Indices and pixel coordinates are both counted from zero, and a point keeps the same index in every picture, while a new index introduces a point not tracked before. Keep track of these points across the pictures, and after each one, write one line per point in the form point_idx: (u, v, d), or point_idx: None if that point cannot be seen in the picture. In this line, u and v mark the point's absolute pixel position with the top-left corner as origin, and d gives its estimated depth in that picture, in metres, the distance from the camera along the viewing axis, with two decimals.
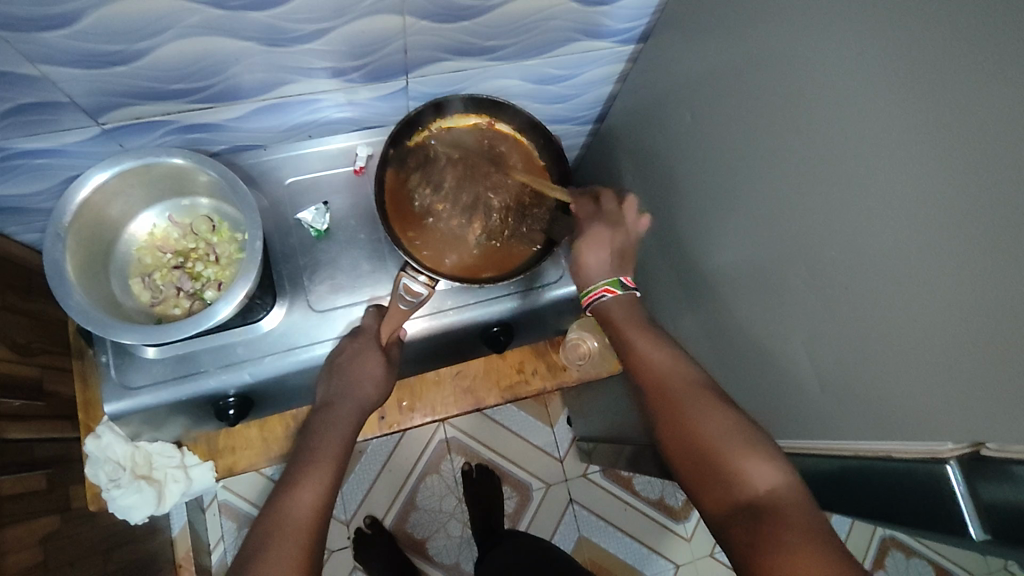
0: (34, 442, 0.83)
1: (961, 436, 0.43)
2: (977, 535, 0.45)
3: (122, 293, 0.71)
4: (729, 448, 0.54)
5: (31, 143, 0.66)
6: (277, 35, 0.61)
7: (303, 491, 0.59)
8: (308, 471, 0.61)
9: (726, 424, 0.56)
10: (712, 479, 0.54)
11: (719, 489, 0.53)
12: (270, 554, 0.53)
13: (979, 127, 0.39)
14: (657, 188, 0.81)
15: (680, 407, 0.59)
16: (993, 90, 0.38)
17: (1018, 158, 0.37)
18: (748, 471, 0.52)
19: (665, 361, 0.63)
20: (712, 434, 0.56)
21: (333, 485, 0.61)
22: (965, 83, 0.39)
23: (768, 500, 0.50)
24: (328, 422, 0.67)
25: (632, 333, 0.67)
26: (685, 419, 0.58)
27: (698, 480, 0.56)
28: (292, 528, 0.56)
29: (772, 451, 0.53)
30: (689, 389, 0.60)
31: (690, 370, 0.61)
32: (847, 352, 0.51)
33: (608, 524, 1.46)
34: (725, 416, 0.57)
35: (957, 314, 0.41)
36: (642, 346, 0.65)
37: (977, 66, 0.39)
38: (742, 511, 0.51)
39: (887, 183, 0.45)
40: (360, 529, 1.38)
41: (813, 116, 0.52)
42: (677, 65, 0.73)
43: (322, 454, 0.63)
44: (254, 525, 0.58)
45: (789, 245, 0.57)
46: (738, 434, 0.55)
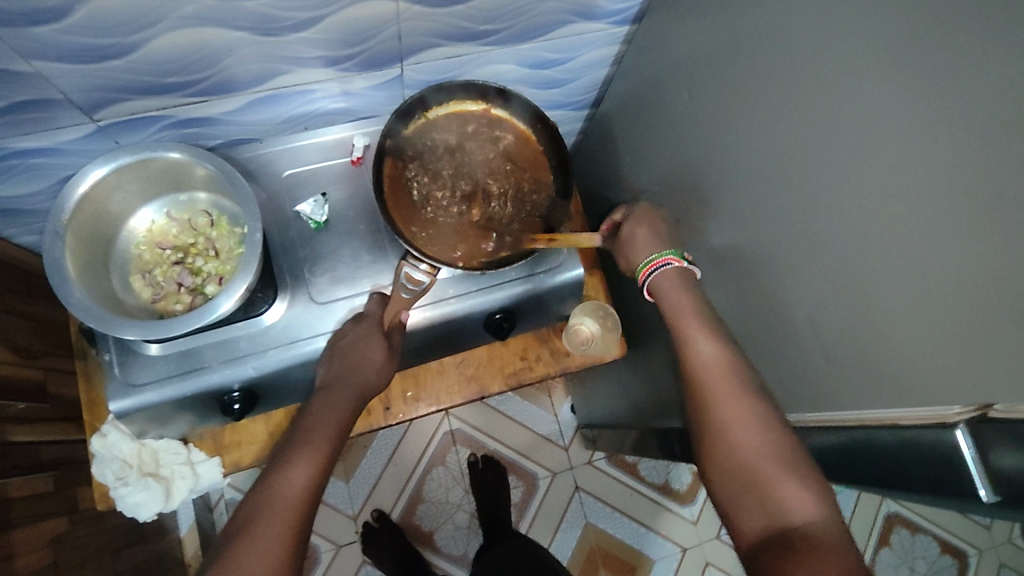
0: (39, 444, 0.83)
1: (967, 399, 0.43)
2: (987, 497, 0.45)
3: (124, 291, 0.71)
4: (767, 464, 0.56)
5: (26, 142, 0.66)
6: (270, 25, 0.61)
7: (295, 474, 0.61)
8: (298, 457, 0.63)
9: (769, 443, 0.57)
10: (744, 494, 0.57)
11: (751, 507, 0.56)
12: (255, 534, 0.56)
13: (978, 88, 0.39)
14: (656, 170, 0.81)
15: (723, 414, 0.61)
16: (990, 50, 0.38)
17: (1018, 117, 0.37)
18: (786, 493, 0.54)
19: (720, 366, 0.63)
20: (753, 449, 0.57)
21: (324, 467, 0.63)
22: (964, 45, 0.39)
23: (799, 527, 0.52)
24: (326, 403, 0.68)
25: (690, 327, 0.67)
26: (729, 428, 0.59)
27: (730, 492, 0.58)
28: (278, 509, 0.58)
29: (811, 478, 0.54)
30: (740, 398, 0.60)
31: (745, 380, 0.62)
32: (852, 322, 0.51)
33: (614, 510, 1.46)
34: (772, 435, 0.58)
35: (961, 278, 0.41)
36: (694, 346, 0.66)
37: (974, 28, 0.39)
38: (773, 534, 0.53)
39: (887, 150, 0.45)
40: (367, 523, 1.38)
41: (812, 86, 0.52)
42: (672, 44, 0.73)
43: (317, 437, 0.65)
44: (246, 498, 0.60)
45: (789, 218, 0.57)
46: (780, 453, 0.56)
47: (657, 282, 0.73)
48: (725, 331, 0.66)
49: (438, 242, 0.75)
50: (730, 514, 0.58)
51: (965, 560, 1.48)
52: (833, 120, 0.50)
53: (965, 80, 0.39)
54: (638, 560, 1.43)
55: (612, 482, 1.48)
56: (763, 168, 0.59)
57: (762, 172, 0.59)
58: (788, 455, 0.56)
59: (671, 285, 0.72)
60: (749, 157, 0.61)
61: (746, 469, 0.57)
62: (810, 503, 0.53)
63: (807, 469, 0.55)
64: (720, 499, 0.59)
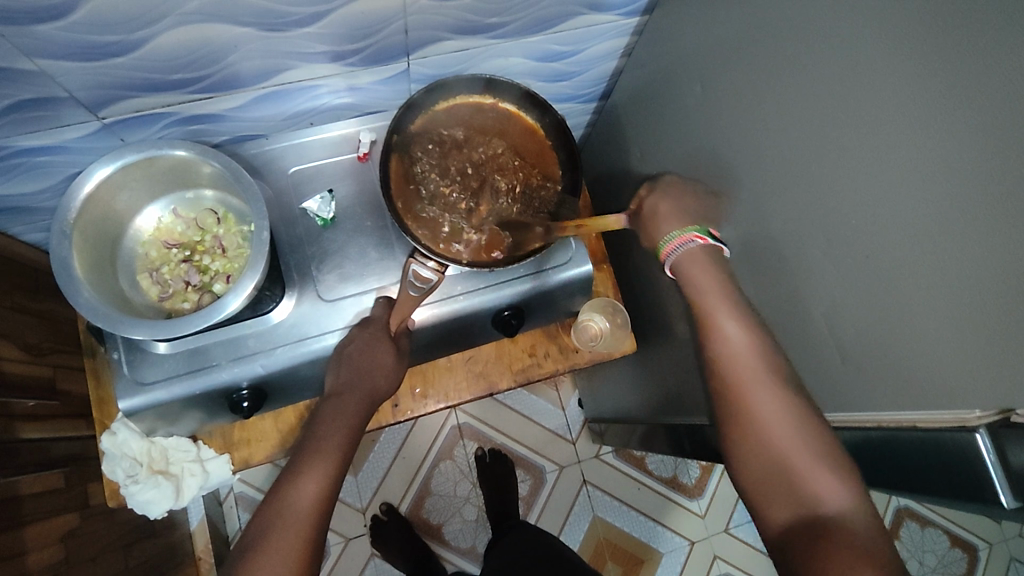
0: (50, 442, 0.83)
1: (987, 402, 0.42)
2: (1008, 504, 0.45)
3: (131, 289, 0.71)
4: (801, 454, 0.54)
5: (32, 141, 0.65)
6: (275, 20, 0.60)
7: (306, 485, 0.61)
8: (309, 465, 0.63)
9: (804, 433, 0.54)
10: (774, 484, 0.55)
11: (783, 499, 0.54)
12: (270, 547, 0.57)
13: (1002, 84, 0.38)
14: (666, 163, 0.80)
15: (759, 402, 0.57)
16: (1015, 50, 0.37)
17: None
18: (814, 482, 0.52)
19: (744, 341, 0.61)
20: (785, 438, 0.55)
21: (335, 474, 0.63)
22: (990, 38, 0.38)
23: (836, 522, 0.50)
24: (336, 411, 0.68)
25: (715, 309, 0.63)
26: (753, 411, 0.57)
27: (756, 478, 0.56)
28: (292, 519, 0.59)
29: (849, 473, 0.52)
30: (764, 378, 0.58)
31: (775, 362, 0.59)
32: (869, 322, 0.50)
33: (622, 504, 1.46)
34: (802, 422, 0.55)
35: (984, 279, 0.40)
36: (714, 328, 0.63)
37: (997, 27, 0.38)
38: (802, 526, 0.51)
39: (908, 145, 0.44)
40: (376, 516, 1.38)
41: (827, 83, 0.50)
42: (683, 36, 0.72)
43: (326, 446, 0.65)
44: (259, 510, 0.60)
45: (803, 215, 0.56)
46: (814, 443, 0.54)
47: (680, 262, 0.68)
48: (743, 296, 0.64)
49: (448, 238, 0.75)
50: (755, 503, 0.56)
51: (975, 553, 1.47)
52: (850, 115, 0.49)
53: (992, 71, 0.38)
54: (646, 553, 1.43)
55: (620, 476, 1.48)
56: (776, 164, 0.58)
57: (776, 168, 0.58)
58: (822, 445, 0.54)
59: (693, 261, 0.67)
60: (762, 153, 0.60)
61: (777, 460, 0.55)
62: (847, 495, 0.51)
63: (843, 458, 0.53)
64: (743, 482, 0.58)
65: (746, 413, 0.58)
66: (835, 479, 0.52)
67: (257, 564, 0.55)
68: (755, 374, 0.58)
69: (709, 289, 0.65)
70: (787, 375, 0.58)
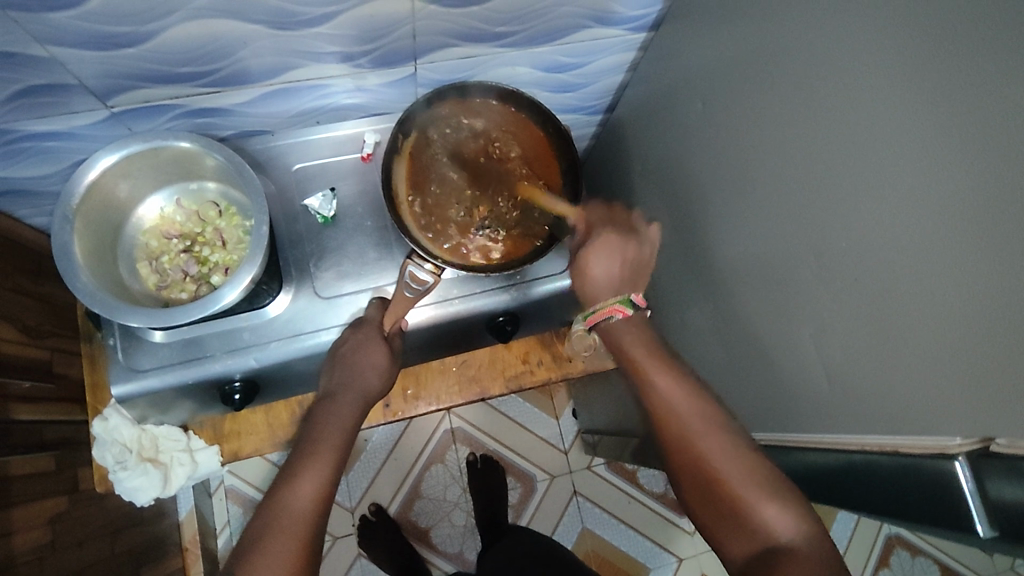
0: (43, 424, 0.84)
1: (970, 430, 0.42)
2: (984, 533, 0.44)
3: (129, 277, 0.72)
4: (746, 488, 0.56)
5: (40, 126, 0.66)
6: (286, 19, 0.61)
7: (301, 487, 0.61)
8: (304, 468, 0.63)
9: (746, 468, 0.57)
10: (730, 520, 0.57)
11: (737, 537, 0.56)
12: (266, 549, 0.56)
13: (995, 115, 0.38)
14: (666, 178, 0.80)
15: (700, 440, 0.60)
16: (1008, 81, 0.37)
17: None
18: (765, 513, 0.54)
19: (670, 386, 0.65)
20: (730, 472, 0.58)
21: (332, 476, 0.63)
22: (983, 65, 0.38)
23: (789, 550, 0.52)
24: (331, 412, 0.68)
25: (647, 363, 0.66)
26: (697, 451, 0.60)
27: (715, 519, 0.58)
28: (289, 521, 0.59)
29: (791, 495, 0.55)
30: (700, 419, 0.62)
31: (702, 399, 0.63)
32: (858, 345, 0.51)
33: (612, 517, 1.46)
34: (740, 457, 0.58)
35: (973, 307, 0.40)
36: (649, 375, 0.66)
37: (991, 59, 0.38)
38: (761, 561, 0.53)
39: (903, 171, 0.44)
40: (364, 516, 1.38)
41: (826, 107, 0.51)
42: (687, 54, 0.72)
43: (321, 448, 0.65)
44: (256, 515, 0.60)
45: (798, 236, 0.56)
46: (755, 474, 0.57)
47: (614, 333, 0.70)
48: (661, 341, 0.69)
49: (448, 244, 0.76)
50: (714, 537, 0.59)
51: None
52: (847, 139, 0.49)
53: (985, 97, 0.38)
54: (634, 568, 1.43)
55: (611, 489, 1.47)
56: (774, 184, 0.58)
57: (774, 188, 0.58)
58: (762, 474, 0.57)
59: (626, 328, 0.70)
60: (760, 173, 0.60)
61: (725, 497, 0.57)
62: (794, 521, 0.54)
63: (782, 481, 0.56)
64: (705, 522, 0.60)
65: (689, 453, 0.61)
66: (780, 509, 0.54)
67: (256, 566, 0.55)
68: (690, 418, 0.62)
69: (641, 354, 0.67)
70: (713, 413, 0.62)
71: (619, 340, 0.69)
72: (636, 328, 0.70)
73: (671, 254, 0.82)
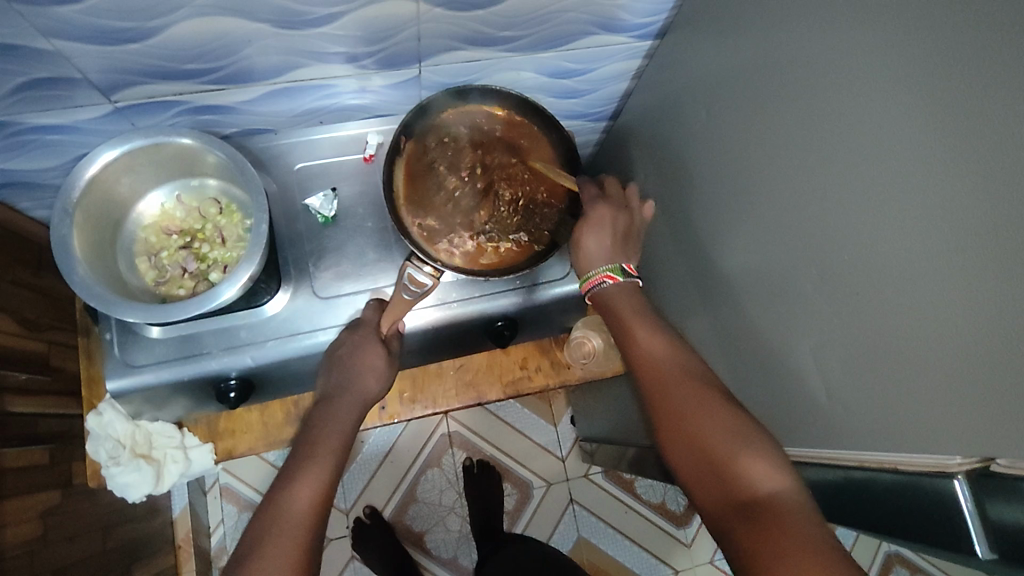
0: (38, 417, 0.83)
1: (970, 449, 0.42)
2: (983, 555, 0.43)
3: (128, 271, 0.72)
4: (726, 444, 0.55)
5: (43, 119, 0.67)
6: (291, 18, 0.61)
7: (301, 489, 0.61)
8: (303, 472, 0.63)
9: (726, 424, 0.57)
10: (710, 472, 0.55)
11: (714, 493, 0.55)
12: (266, 550, 0.56)
13: (998, 132, 0.37)
14: (668, 187, 0.80)
15: (682, 399, 0.60)
16: (1012, 98, 0.36)
17: None
18: (746, 469, 0.53)
19: (657, 351, 0.65)
20: (709, 430, 0.57)
21: (331, 481, 0.63)
22: (988, 79, 0.38)
23: (766, 501, 0.50)
24: (329, 416, 0.69)
25: (634, 326, 0.68)
26: (678, 411, 0.60)
27: (693, 476, 0.57)
28: (291, 522, 0.58)
29: (773, 453, 0.54)
30: (682, 381, 0.62)
31: (687, 364, 0.64)
32: (857, 360, 0.50)
33: (608, 526, 1.45)
34: (722, 417, 0.58)
35: (975, 325, 0.40)
36: (638, 343, 0.67)
37: (994, 76, 0.37)
38: (737, 513, 0.51)
39: (905, 186, 0.44)
40: (359, 518, 1.38)
41: (829, 119, 0.50)
42: (692, 62, 0.72)
43: (320, 452, 0.65)
44: (255, 519, 0.60)
45: (800, 248, 0.55)
46: (736, 432, 0.56)
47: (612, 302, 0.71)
48: (652, 311, 0.70)
49: (460, 253, 0.76)
50: (695, 496, 0.57)
51: None
52: (850, 152, 0.49)
53: (988, 112, 0.38)
54: None
55: (608, 498, 1.46)
56: (777, 195, 0.58)
57: (777, 199, 0.58)
58: (744, 432, 0.56)
59: (619, 294, 0.72)
60: (763, 183, 0.60)
61: (704, 455, 0.56)
62: (774, 475, 0.52)
63: (766, 441, 0.55)
64: (684, 480, 0.58)
65: (669, 413, 0.60)
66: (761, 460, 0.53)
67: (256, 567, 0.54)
68: (672, 379, 0.62)
69: (629, 317, 0.69)
70: (699, 375, 0.62)
71: (614, 312, 0.71)
72: (628, 295, 0.71)
73: (671, 262, 0.81)
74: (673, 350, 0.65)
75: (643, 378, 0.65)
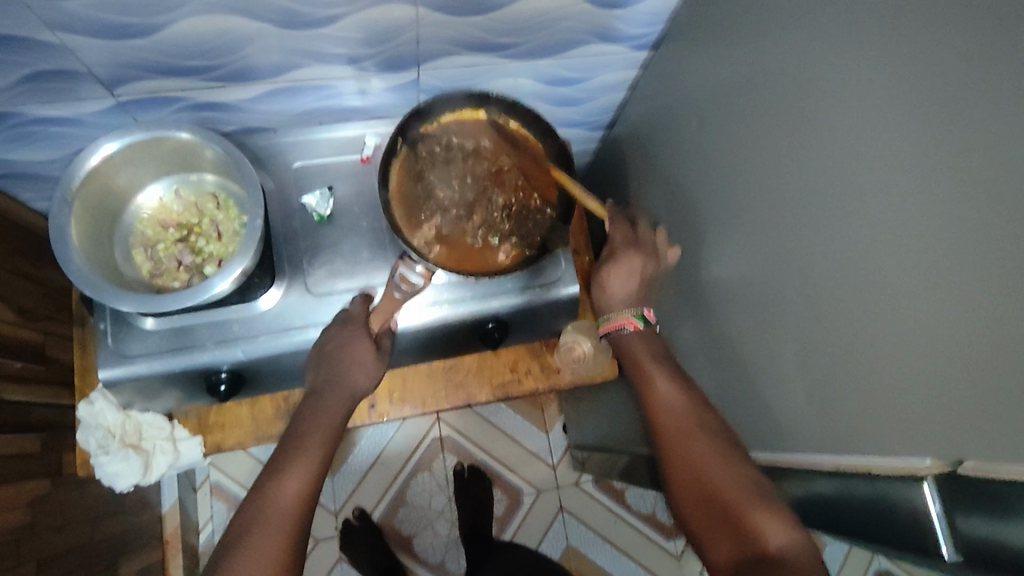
0: (30, 406, 0.84)
1: (941, 452, 0.43)
2: (950, 557, 0.44)
3: (124, 263, 0.73)
4: (740, 498, 0.59)
5: (48, 111, 0.68)
6: (293, 18, 0.63)
7: (288, 482, 0.63)
8: (291, 464, 0.65)
9: (740, 477, 0.60)
10: (722, 528, 0.59)
11: (729, 544, 0.58)
12: (252, 543, 0.59)
13: (967, 141, 0.38)
14: (661, 194, 0.81)
15: (697, 449, 0.63)
16: (980, 109, 0.38)
17: (998, 172, 0.36)
18: (758, 524, 0.56)
19: (671, 395, 0.68)
20: (724, 482, 0.60)
21: (318, 472, 0.65)
22: (958, 90, 0.39)
23: (777, 556, 0.54)
24: (317, 408, 0.70)
25: (655, 377, 0.69)
26: (693, 460, 0.63)
27: (709, 524, 0.61)
28: (277, 514, 0.61)
29: (782, 507, 0.57)
30: (697, 428, 0.64)
31: (701, 411, 0.66)
32: (835, 364, 0.51)
33: (597, 535, 1.45)
34: (736, 469, 0.61)
35: (946, 329, 0.41)
36: (651, 385, 0.69)
37: (964, 87, 0.39)
38: (749, 565, 0.55)
39: (881, 193, 0.45)
40: (348, 520, 1.38)
41: (812, 128, 0.52)
42: (685, 73, 0.73)
43: (308, 445, 0.67)
44: (243, 507, 0.62)
45: (784, 255, 0.56)
46: (748, 486, 0.59)
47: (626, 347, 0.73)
48: (667, 353, 0.73)
49: (452, 256, 0.76)
50: (708, 544, 0.61)
51: None
52: (831, 160, 0.50)
53: (958, 122, 0.39)
54: None
55: (598, 507, 1.46)
56: (762, 203, 0.59)
57: (762, 207, 0.59)
58: (755, 486, 0.59)
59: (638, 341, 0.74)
60: (750, 191, 0.61)
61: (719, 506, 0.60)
62: (784, 530, 0.55)
63: (775, 495, 0.58)
64: (698, 527, 0.62)
65: (685, 460, 0.64)
66: (772, 521, 0.56)
67: (241, 561, 0.57)
68: (687, 426, 0.65)
69: (648, 367, 0.71)
70: (713, 422, 0.65)
71: (628, 353, 0.73)
72: (647, 342, 0.73)
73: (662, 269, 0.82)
74: (692, 403, 0.67)
75: (657, 422, 0.67)
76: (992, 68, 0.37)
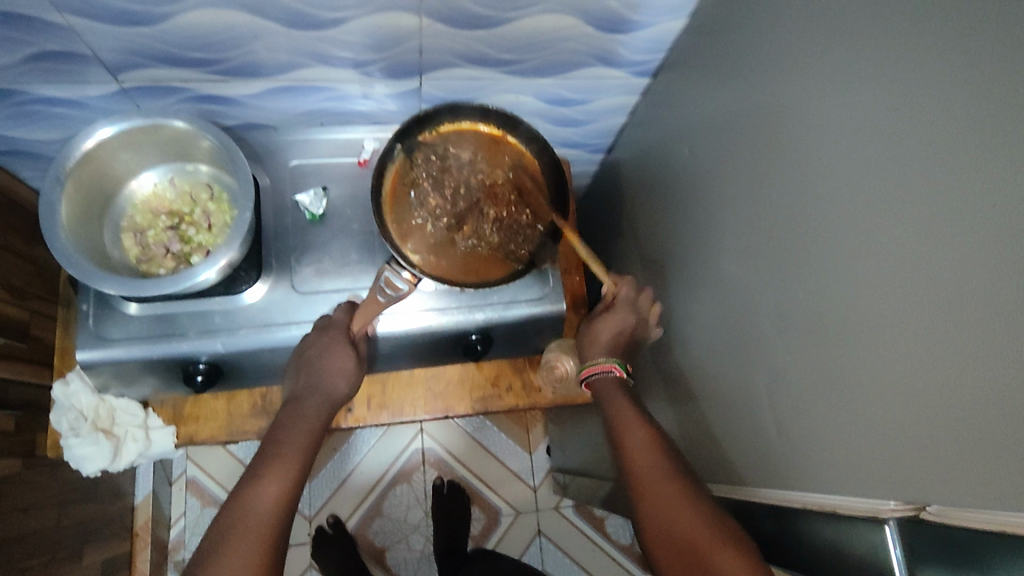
0: (9, 383, 0.84)
1: (902, 494, 0.42)
2: None
3: (112, 246, 0.73)
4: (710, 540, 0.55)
5: (52, 91, 0.69)
6: (299, 19, 0.64)
7: (265, 488, 0.62)
8: (269, 470, 0.63)
9: (710, 518, 0.56)
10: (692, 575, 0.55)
11: None
12: (229, 555, 0.56)
13: (932, 183, 0.38)
14: (654, 219, 0.81)
15: (667, 488, 0.59)
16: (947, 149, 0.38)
17: (964, 213, 0.36)
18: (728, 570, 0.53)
19: (641, 433, 0.64)
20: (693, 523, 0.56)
21: (297, 479, 0.64)
22: (927, 129, 0.39)
23: None
24: (296, 416, 0.69)
25: (625, 411, 0.67)
26: (664, 499, 0.59)
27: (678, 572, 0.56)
28: (255, 523, 0.59)
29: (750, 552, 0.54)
30: (666, 468, 0.61)
31: (670, 450, 0.63)
32: (808, 399, 0.50)
33: (574, 563, 1.42)
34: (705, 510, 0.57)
35: (912, 368, 0.40)
36: (623, 420, 0.66)
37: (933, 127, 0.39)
38: None
39: (857, 228, 0.45)
40: (321, 527, 1.36)
41: (797, 160, 0.52)
42: (681, 100, 0.74)
43: (287, 453, 0.65)
44: (218, 516, 0.60)
45: (765, 285, 0.56)
46: (717, 527, 0.56)
47: (597, 385, 0.71)
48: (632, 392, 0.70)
49: (440, 265, 0.76)
50: None
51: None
52: (813, 193, 0.50)
53: (925, 159, 0.39)
54: None
55: (576, 533, 1.44)
56: (747, 232, 0.59)
57: (748, 236, 0.59)
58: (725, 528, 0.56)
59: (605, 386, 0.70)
60: (736, 220, 0.61)
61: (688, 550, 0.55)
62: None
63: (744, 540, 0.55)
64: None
65: (654, 500, 0.59)
66: (742, 566, 0.52)
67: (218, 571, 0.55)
68: (656, 465, 0.61)
69: (622, 401, 0.68)
70: (679, 463, 0.62)
71: (601, 390, 0.70)
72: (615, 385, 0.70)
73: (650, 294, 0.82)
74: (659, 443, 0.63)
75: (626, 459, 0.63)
76: (964, 107, 0.36)
